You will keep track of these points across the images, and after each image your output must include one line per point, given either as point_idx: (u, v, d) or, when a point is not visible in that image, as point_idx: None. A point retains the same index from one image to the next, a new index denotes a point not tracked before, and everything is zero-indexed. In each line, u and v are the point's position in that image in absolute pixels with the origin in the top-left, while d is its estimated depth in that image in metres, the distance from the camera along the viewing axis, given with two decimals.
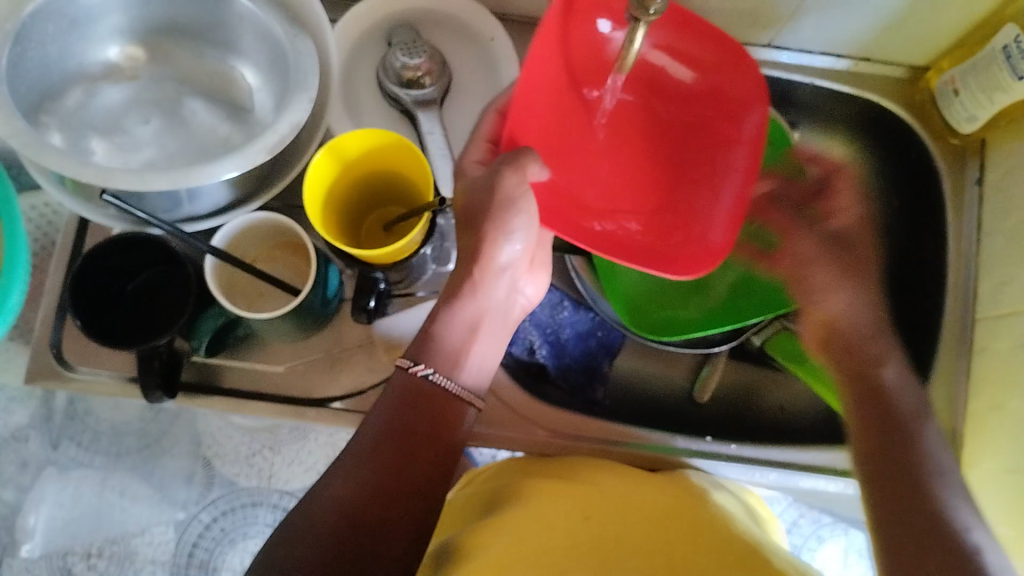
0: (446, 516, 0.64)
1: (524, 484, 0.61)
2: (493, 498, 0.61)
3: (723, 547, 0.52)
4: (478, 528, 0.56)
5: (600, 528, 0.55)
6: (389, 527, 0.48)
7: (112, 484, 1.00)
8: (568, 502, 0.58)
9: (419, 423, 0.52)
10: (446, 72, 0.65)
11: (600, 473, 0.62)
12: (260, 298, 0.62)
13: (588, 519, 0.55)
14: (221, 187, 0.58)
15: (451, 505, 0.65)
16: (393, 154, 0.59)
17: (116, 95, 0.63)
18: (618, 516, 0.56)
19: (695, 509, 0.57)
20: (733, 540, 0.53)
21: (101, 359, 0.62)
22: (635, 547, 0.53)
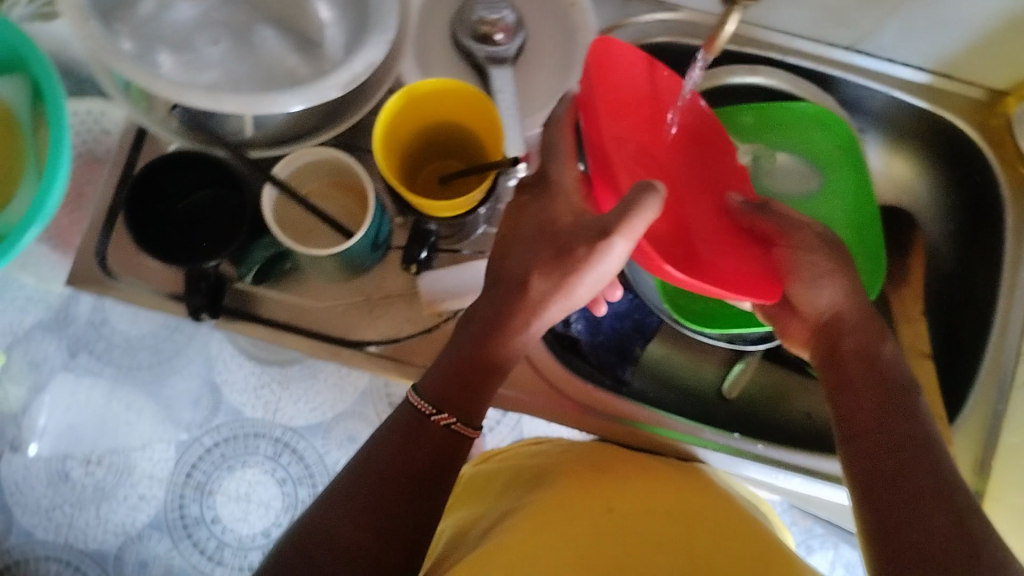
0: (469, 489, 0.69)
1: (546, 468, 0.64)
2: (513, 481, 0.65)
3: (749, 555, 0.54)
4: (499, 518, 0.59)
5: (621, 520, 0.57)
6: (415, 488, 0.48)
7: (119, 396, 1.01)
8: (590, 491, 0.60)
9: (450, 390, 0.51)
10: (522, 32, 0.64)
11: (617, 462, 0.64)
12: (310, 234, 0.61)
13: (612, 511, 0.58)
14: (289, 118, 0.58)
15: (474, 480, 0.69)
16: (463, 107, 0.58)
17: (190, 11, 0.62)
18: (643, 512, 0.58)
19: (715, 509, 0.59)
20: (755, 545, 0.56)
21: (144, 273, 0.62)
22: (657, 543, 0.55)
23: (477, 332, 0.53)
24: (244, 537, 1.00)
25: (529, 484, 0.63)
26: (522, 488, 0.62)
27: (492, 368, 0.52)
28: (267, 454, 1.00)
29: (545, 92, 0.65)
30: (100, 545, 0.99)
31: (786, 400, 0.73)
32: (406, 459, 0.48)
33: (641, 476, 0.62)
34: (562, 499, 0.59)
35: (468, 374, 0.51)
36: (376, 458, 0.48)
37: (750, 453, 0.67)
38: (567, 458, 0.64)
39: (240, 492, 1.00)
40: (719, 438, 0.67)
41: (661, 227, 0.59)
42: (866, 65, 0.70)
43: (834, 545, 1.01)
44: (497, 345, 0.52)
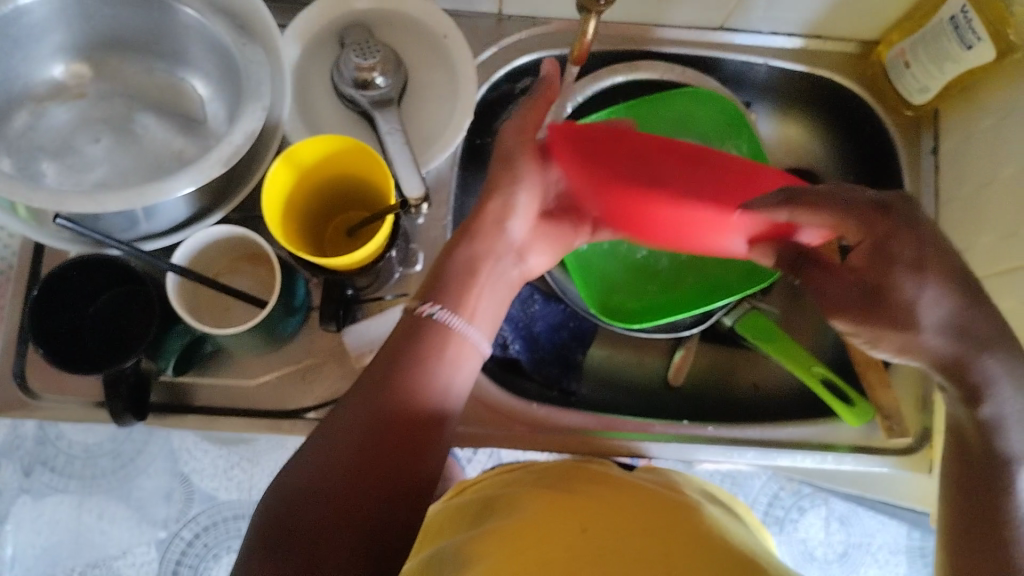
0: (433, 522, 0.67)
1: (515, 494, 0.62)
2: (485, 506, 0.64)
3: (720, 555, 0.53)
4: (470, 539, 0.58)
5: (598, 540, 0.55)
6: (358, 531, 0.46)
7: (89, 507, 0.99)
8: (563, 516, 0.58)
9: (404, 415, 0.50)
10: (401, 71, 0.64)
11: (591, 483, 0.63)
12: (227, 313, 0.61)
13: (586, 532, 0.56)
14: (180, 206, 0.57)
15: (437, 514, 0.67)
16: (350, 158, 0.58)
17: (66, 114, 0.62)
18: (616, 530, 0.56)
19: (692, 522, 0.58)
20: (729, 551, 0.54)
21: (68, 387, 0.61)
22: (637, 556, 0.53)
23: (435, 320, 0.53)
24: None
25: (499, 507, 0.62)
26: (494, 514, 0.61)
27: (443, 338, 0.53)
28: None
29: (435, 124, 0.65)
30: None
31: (734, 378, 0.74)
32: (347, 444, 0.48)
33: (611, 491, 0.61)
34: (537, 524, 0.57)
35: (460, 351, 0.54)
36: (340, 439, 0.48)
37: (702, 436, 0.67)
38: (534, 485, 0.63)
39: None
40: (671, 428, 0.68)
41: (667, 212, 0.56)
42: (741, 40, 0.71)
43: (824, 502, 1.02)
44: (428, 373, 0.51)
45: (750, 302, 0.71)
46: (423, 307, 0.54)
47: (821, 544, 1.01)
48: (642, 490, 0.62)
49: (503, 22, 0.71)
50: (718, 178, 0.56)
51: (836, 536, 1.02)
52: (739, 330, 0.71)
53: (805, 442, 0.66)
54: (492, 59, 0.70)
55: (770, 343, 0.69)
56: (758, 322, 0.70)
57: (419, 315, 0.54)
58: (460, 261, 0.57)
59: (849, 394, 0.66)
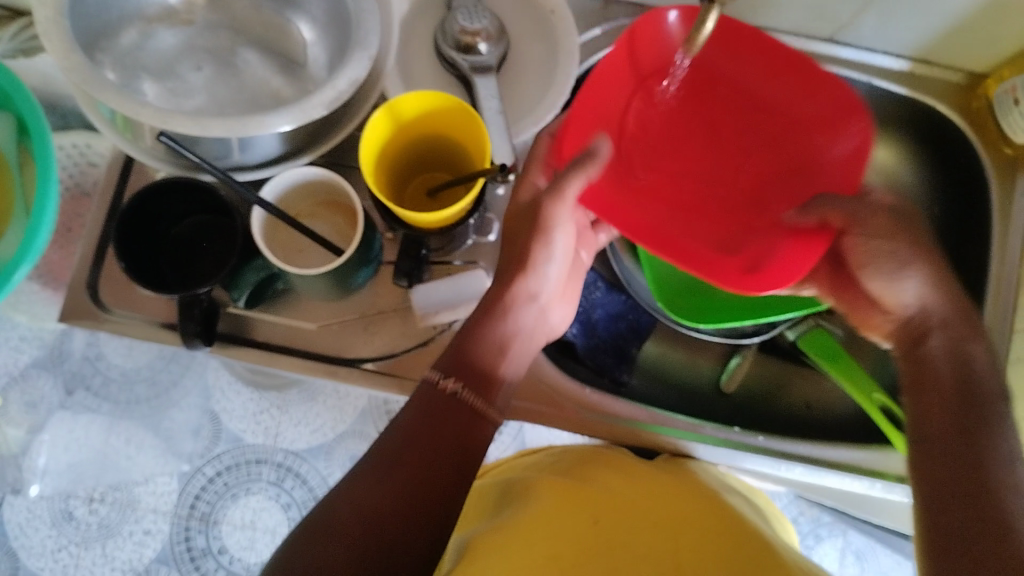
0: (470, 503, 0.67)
1: (536, 480, 0.63)
2: (507, 490, 0.64)
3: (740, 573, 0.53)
4: (489, 530, 0.59)
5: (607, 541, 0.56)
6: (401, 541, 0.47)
7: (117, 431, 1.01)
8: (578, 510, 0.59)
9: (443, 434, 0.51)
10: (503, 39, 0.64)
11: (611, 476, 0.63)
12: (302, 254, 0.61)
13: (596, 524, 0.57)
14: (274, 143, 0.58)
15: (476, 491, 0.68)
16: (449, 118, 0.58)
17: (172, 39, 0.62)
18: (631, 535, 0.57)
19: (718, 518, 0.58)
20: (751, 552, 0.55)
21: (139, 302, 0.62)
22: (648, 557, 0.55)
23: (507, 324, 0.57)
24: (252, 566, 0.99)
25: (517, 494, 0.62)
26: (513, 500, 0.62)
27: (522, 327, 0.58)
28: (271, 480, 1.00)
29: (531, 98, 0.65)
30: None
31: (785, 393, 0.73)
32: (393, 481, 0.48)
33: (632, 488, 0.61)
34: (547, 515, 0.58)
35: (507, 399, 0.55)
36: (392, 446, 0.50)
37: (751, 445, 0.66)
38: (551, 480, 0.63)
39: (246, 521, 0.99)
40: (721, 433, 0.67)
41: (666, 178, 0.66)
42: (849, 55, 0.70)
43: (843, 533, 1.02)
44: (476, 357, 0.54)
45: (814, 319, 0.71)
46: (445, 383, 0.52)
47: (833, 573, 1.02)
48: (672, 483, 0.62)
49: (611, 6, 0.70)
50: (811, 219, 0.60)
51: (849, 569, 1.02)
52: (801, 345, 0.70)
53: (853, 465, 0.66)
54: (595, 42, 0.70)
55: (832, 364, 0.68)
56: (823, 340, 0.69)
57: (440, 389, 0.52)
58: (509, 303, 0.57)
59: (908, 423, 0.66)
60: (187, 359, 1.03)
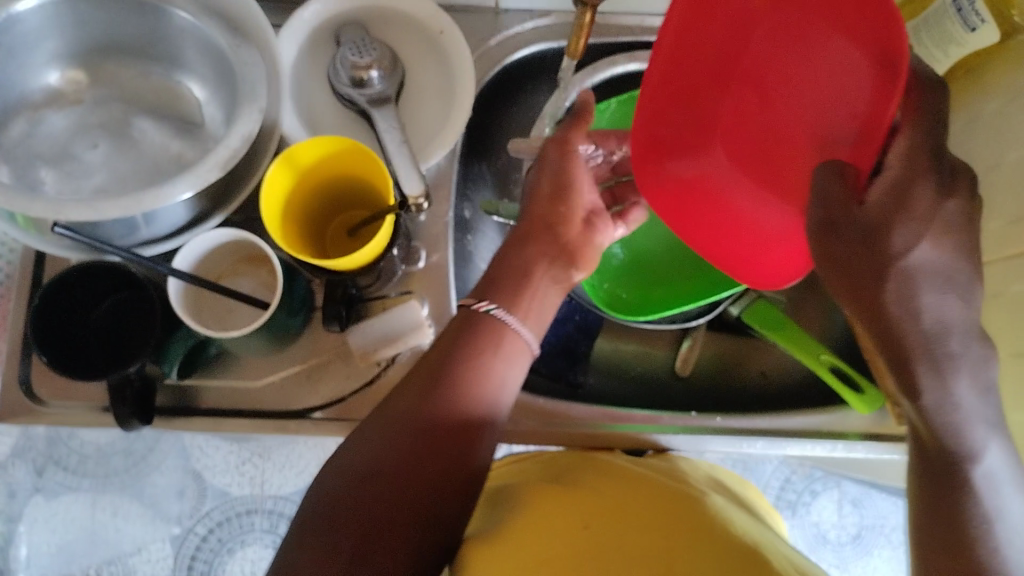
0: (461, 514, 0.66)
1: (525, 489, 0.62)
2: (498, 499, 0.63)
3: (732, 554, 0.52)
4: (482, 544, 0.57)
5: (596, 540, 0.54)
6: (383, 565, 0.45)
7: (103, 505, 0.99)
8: (569, 514, 0.57)
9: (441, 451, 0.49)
10: (398, 69, 0.64)
11: (606, 481, 0.61)
12: (230, 315, 0.61)
13: (586, 530, 0.55)
14: (179, 211, 0.57)
15: None
16: (349, 159, 0.58)
17: (64, 122, 0.62)
18: (620, 523, 0.56)
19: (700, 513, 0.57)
20: (735, 543, 0.54)
21: (74, 390, 0.61)
22: (636, 557, 0.52)
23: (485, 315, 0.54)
24: None
25: (508, 502, 0.61)
26: (505, 510, 0.60)
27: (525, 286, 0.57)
28: (265, 528, 1.01)
29: (434, 121, 0.65)
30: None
31: (741, 367, 0.73)
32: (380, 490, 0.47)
33: (616, 490, 0.60)
34: (538, 523, 0.57)
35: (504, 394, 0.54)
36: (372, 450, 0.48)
37: (711, 427, 0.67)
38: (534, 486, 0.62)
39: (246, 572, 1.01)
40: (680, 421, 0.67)
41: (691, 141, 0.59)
42: None
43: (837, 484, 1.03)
44: (447, 403, 0.50)
45: (755, 291, 0.71)
46: (410, 409, 0.50)
47: (834, 524, 1.02)
48: (658, 484, 0.61)
49: (502, 15, 0.70)
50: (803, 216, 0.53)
51: (849, 518, 1.03)
52: (745, 319, 0.71)
53: (813, 431, 0.66)
54: (491, 52, 0.70)
55: (778, 332, 0.68)
56: (766, 311, 0.69)
57: (475, 312, 0.54)
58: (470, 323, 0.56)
59: (859, 381, 0.66)
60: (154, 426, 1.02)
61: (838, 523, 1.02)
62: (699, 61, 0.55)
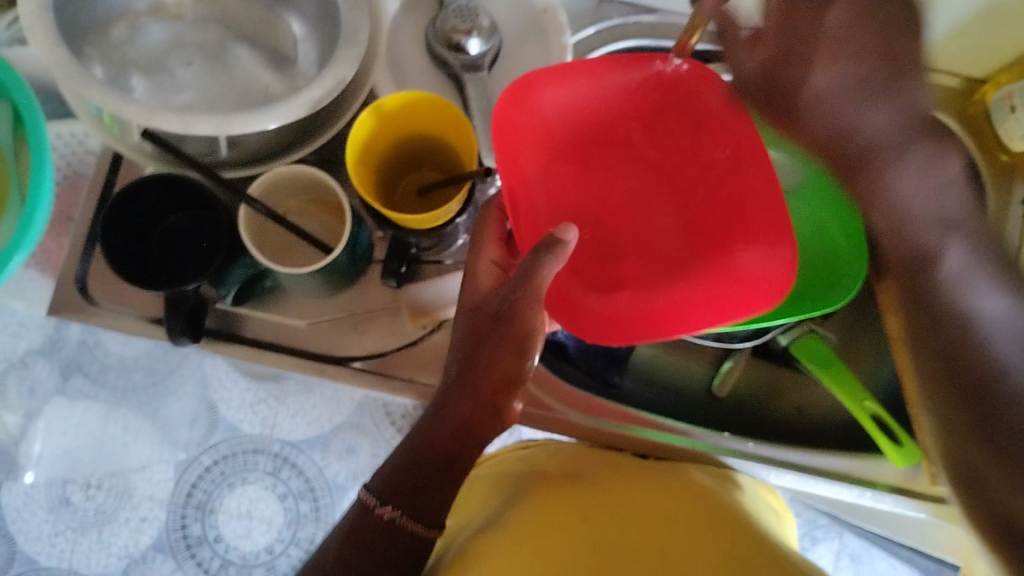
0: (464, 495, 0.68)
1: (527, 477, 0.64)
2: (503, 486, 0.65)
3: (726, 535, 0.55)
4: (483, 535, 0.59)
5: (596, 530, 0.56)
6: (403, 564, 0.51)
7: (116, 418, 1.01)
8: (569, 507, 0.59)
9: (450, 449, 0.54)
10: (496, 38, 0.64)
11: (605, 473, 0.63)
12: (289, 253, 0.61)
13: (585, 520, 0.57)
14: (260, 139, 0.58)
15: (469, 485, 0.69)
16: (435, 117, 0.58)
17: (161, 33, 0.62)
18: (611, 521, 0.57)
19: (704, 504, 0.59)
20: (739, 534, 0.55)
21: (125, 296, 0.61)
22: (631, 544, 0.54)
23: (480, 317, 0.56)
24: (247, 554, 0.99)
25: (511, 492, 0.63)
26: (507, 497, 0.63)
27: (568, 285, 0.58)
28: (268, 471, 1.00)
29: None
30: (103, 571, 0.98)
31: (779, 398, 0.73)
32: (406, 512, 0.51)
33: (616, 479, 0.62)
34: (539, 515, 0.58)
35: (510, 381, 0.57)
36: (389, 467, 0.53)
37: (740, 451, 0.66)
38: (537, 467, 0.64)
39: (242, 510, 0.99)
40: (710, 438, 0.67)
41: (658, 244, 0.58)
42: None
43: (838, 535, 1.06)
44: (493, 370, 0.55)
45: (807, 324, 0.70)
46: (385, 509, 0.51)
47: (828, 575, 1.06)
48: (660, 479, 0.62)
49: (604, 6, 0.70)
50: (723, 294, 0.53)
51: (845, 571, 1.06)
52: (792, 351, 0.69)
53: (844, 474, 0.65)
54: (588, 41, 0.70)
55: (823, 370, 0.67)
56: (817, 346, 0.68)
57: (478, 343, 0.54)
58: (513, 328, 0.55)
59: (897, 433, 0.64)
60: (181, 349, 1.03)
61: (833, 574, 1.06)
62: (594, 176, 0.60)
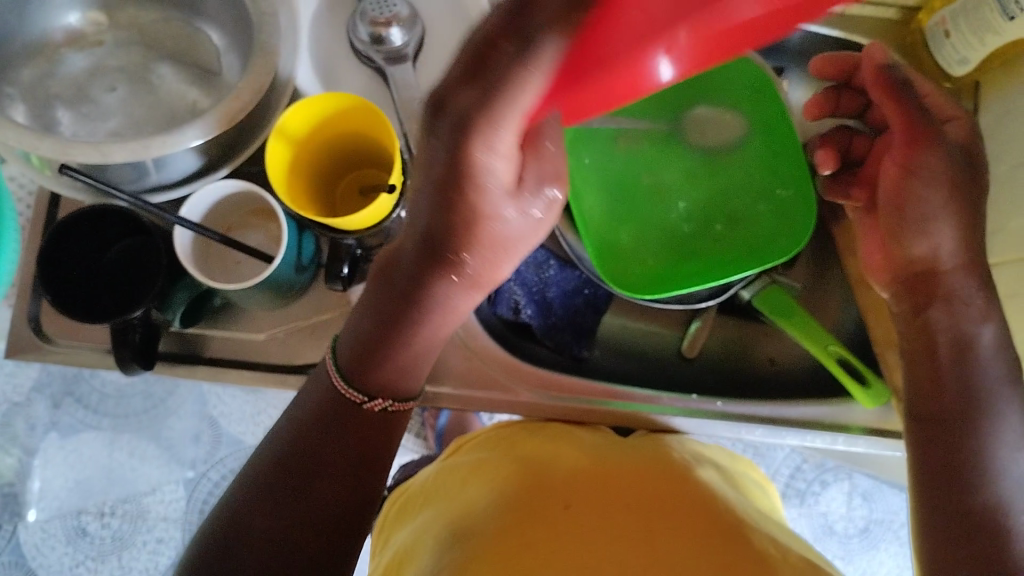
0: (431, 477, 0.67)
1: (503, 458, 0.63)
2: (476, 468, 0.64)
3: (710, 526, 0.54)
4: (440, 524, 0.59)
5: (576, 519, 0.55)
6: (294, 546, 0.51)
7: (120, 446, 1.04)
8: (546, 494, 0.58)
9: (347, 439, 0.54)
10: (418, 23, 0.63)
11: (584, 455, 0.61)
12: (237, 267, 0.61)
13: (567, 509, 0.56)
14: (189, 161, 0.58)
15: (438, 466, 0.68)
16: (343, 121, 0.58)
17: (81, 63, 0.62)
18: (601, 503, 0.57)
19: (687, 493, 0.57)
20: (722, 518, 0.55)
21: (78, 331, 0.62)
22: (615, 544, 0.53)
23: (348, 340, 0.53)
24: None
25: (484, 476, 0.62)
26: (477, 480, 0.62)
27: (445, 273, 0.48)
28: None
29: None
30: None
31: (748, 350, 0.72)
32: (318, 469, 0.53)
33: (596, 463, 0.61)
34: (517, 501, 0.57)
35: (380, 381, 0.54)
36: (270, 525, 0.51)
37: (710, 411, 0.66)
38: (495, 461, 0.63)
39: None
40: (679, 402, 0.66)
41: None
42: None
43: (848, 476, 1.07)
44: (375, 361, 0.53)
45: (769, 276, 0.69)
46: (374, 401, 0.54)
47: (841, 517, 1.07)
48: (641, 462, 0.61)
49: None
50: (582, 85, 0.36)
51: (857, 511, 1.07)
52: (756, 304, 0.68)
53: (819, 423, 0.65)
54: None
55: (787, 320, 0.66)
56: (778, 296, 0.67)
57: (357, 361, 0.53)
58: (425, 320, 0.52)
59: (866, 375, 0.64)
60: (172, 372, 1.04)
61: (846, 516, 1.07)
62: None
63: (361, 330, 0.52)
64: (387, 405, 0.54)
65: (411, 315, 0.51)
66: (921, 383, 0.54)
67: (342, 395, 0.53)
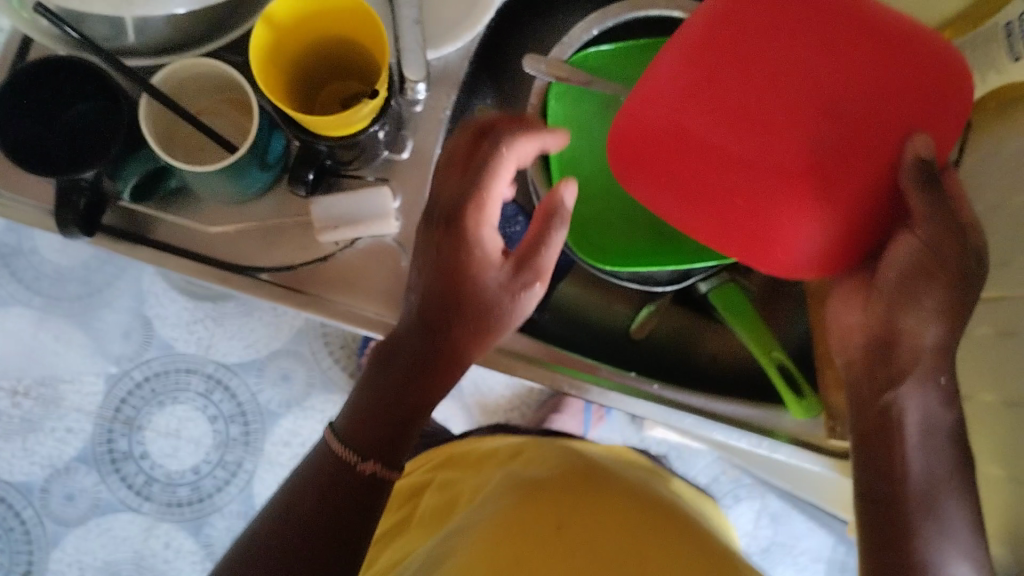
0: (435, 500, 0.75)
1: (506, 505, 0.63)
2: (473, 517, 0.64)
3: None
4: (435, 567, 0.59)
5: None
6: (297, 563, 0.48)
7: (47, 326, 1.12)
8: (529, 543, 0.58)
9: (356, 492, 0.51)
10: None
11: (579, 513, 0.61)
12: (201, 153, 0.59)
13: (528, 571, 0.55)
14: (171, 28, 0.56)
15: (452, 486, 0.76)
16: (335, 20, 0.56)
17: None
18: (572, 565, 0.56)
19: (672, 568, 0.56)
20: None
21: (23, 185, 0.59)
22: None
23: (351, 409, 0.54)
24: (172, 473, 1.12)
25: (478, 520, 0.63)
26: (473, 525, 0.63)
27: (437, 326, 0.53)
28: (199, 390, 1.14)
29: (455, 13, 0.63)
30: (27, 476, 1.10)
31: (694, 344, 0.73)
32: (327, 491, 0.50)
33: (597, 511, 0.61)
34: (494, 545, 0.58)
35: (370, 441, 0.52)
36: (290, 540, 0.49)
37: (646, 392, 0.65)
38: (500, 501, 0.65)
39: (170, 427, 1.13)
40: (616, 377, 0.65)
41: (668, 97, 0.51)
42: None
43: (761, 496, 1.11)
44: (366, 420, 0.53)
45: (728, 275, 0.68)
46: (365, 462, 0.51)
47: (745, 531, 1.11)
48: (640, 535, 0.59)
49: None
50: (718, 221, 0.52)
51: (763, 530, 1.11)
52: (712, 298, 0.68)
53: (749, 423, 0.65)
54: None
55: (739, 319, 0.66)
56: (733, 296, 0.67)
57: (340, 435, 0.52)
58: (395, 382, 0.53)
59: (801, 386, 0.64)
60: (117, 263, 1.14)
61: (750, 532, 1.11)
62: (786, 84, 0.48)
63: (359, 398, 0.54)
64: (376, 468, 0.51)
65: (392, 381, 0.53)
66: (871, 440, 0.51)
67: (348, 458, 0.51)
